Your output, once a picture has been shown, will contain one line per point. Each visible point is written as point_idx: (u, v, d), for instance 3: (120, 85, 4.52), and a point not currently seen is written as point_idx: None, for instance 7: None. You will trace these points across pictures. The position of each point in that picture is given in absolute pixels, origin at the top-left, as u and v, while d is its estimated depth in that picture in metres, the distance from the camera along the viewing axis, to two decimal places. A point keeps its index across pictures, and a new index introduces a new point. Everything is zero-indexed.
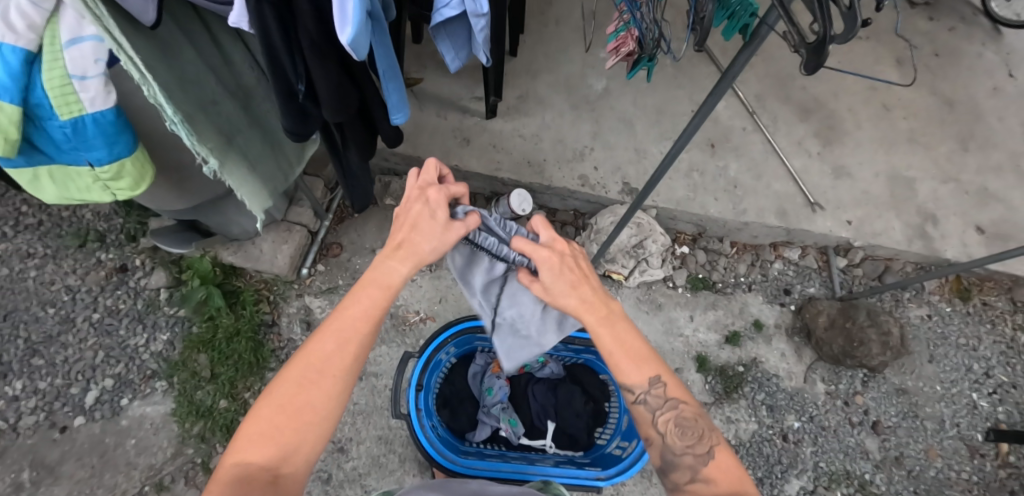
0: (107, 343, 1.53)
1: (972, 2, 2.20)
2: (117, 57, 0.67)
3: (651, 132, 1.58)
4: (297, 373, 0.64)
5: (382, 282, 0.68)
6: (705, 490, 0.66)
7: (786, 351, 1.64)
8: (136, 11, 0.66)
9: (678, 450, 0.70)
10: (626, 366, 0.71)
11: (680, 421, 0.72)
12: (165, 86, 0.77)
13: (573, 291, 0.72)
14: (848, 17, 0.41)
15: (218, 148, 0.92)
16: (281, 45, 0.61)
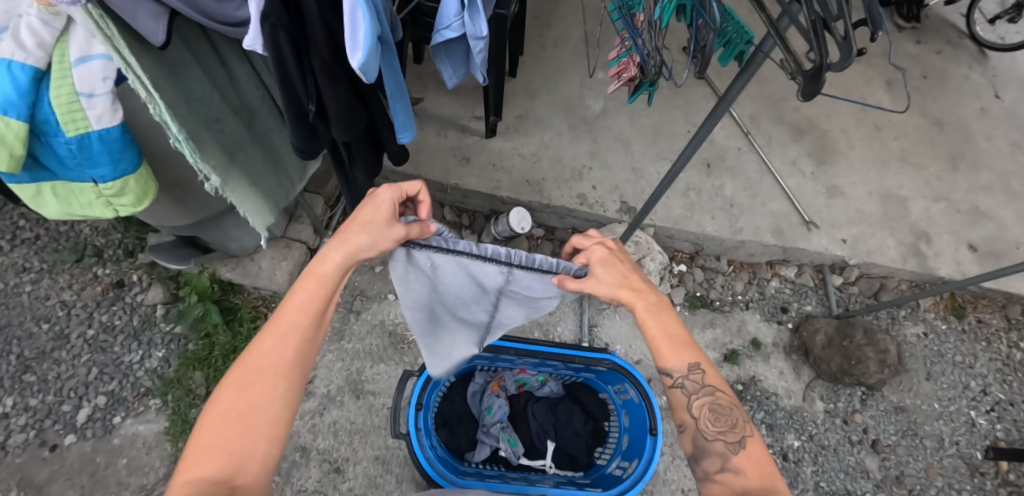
0: (101, 360, 1.51)
1: (957, 26, 2.26)
2: (126, 76, 0.68)
3: (648, 151, 1.61)
4: (241, 378, 0.63)
5: (320, 278, 0.69)
6: (734, 479, 0.70)
7: (784, 369, 1.64)
8: (147, 32, 0.67)
9: (709, 436, 0.75)
10: (668, 352, 0.76)
11: (715, 408, 0.76)
12: (172, 105, 0.78)
13: (625, 279, 0.78)
14: (843, 46, 0.43)
15: (221, 165, 0.93)
16: (294, 67, 0.62)
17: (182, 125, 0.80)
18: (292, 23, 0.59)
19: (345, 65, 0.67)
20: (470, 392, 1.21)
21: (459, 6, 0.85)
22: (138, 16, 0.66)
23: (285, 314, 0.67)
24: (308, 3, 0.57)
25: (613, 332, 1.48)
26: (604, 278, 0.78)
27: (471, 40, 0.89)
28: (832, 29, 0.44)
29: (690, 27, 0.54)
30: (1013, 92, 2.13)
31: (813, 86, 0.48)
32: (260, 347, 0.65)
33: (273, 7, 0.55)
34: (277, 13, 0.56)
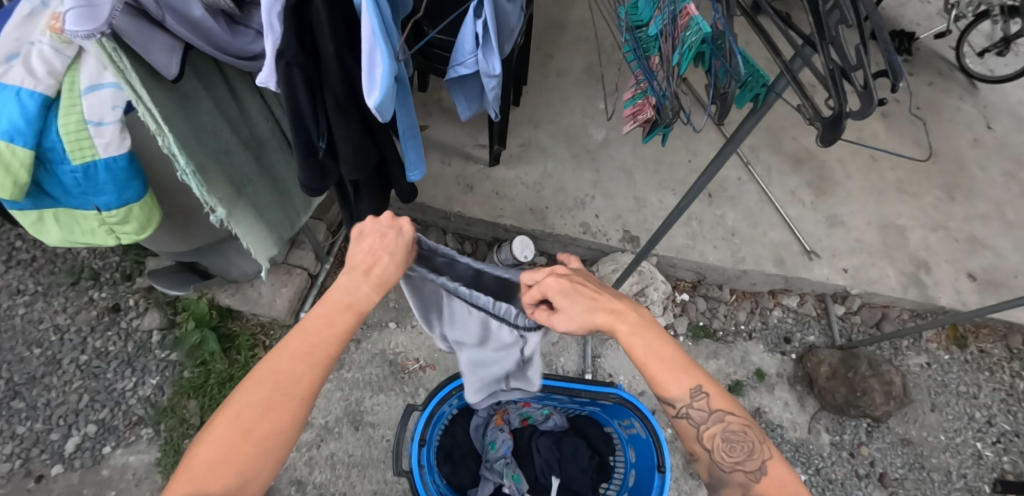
0: (93, 387, 1.48)
1: (948, 59, 2.32)
2: (137, 109, 0.68)
3: (650, 181, 1.62)
4: (258, 394, 0.59)
5: (348, 304, 0.68)
6: None
7: (789, 400, 1.61)
8: (160, 65, 0.68)
9: (727, 467, 0.69)
10: (664, 379, 0.70)
11: (728, 435, 0.70)
12: (181, 137, 0.77)
13: (594, 306, 0.73)
14: (864, 95, 0.44)
15: (227, 197, 0.92)
16: (307, 104, 0.62)
17: (190, 157, 0.80)
18: (307, 61, 0.59)
19: (359, 104, 0.68)
20: (472, 426, 1.18)
21: (474, 45, 0.86)
22: (152, 50, 0.67)
23: (308, 333, 0.65)
24: (325, 43, 0.58)
25: (617, 363, 1.46)
26: (570, 310, 0.73)
27: (484, 78, 0.90)
28: (851, 78, 0.45)
29: (709, 74, 0.55)
30: (1005, 123, 2.17)
31: (833, 133, 0.48)
32: (282, 363, 0.61)
33: (289, 45, 0.56)
34: (293, 51, 0.56)
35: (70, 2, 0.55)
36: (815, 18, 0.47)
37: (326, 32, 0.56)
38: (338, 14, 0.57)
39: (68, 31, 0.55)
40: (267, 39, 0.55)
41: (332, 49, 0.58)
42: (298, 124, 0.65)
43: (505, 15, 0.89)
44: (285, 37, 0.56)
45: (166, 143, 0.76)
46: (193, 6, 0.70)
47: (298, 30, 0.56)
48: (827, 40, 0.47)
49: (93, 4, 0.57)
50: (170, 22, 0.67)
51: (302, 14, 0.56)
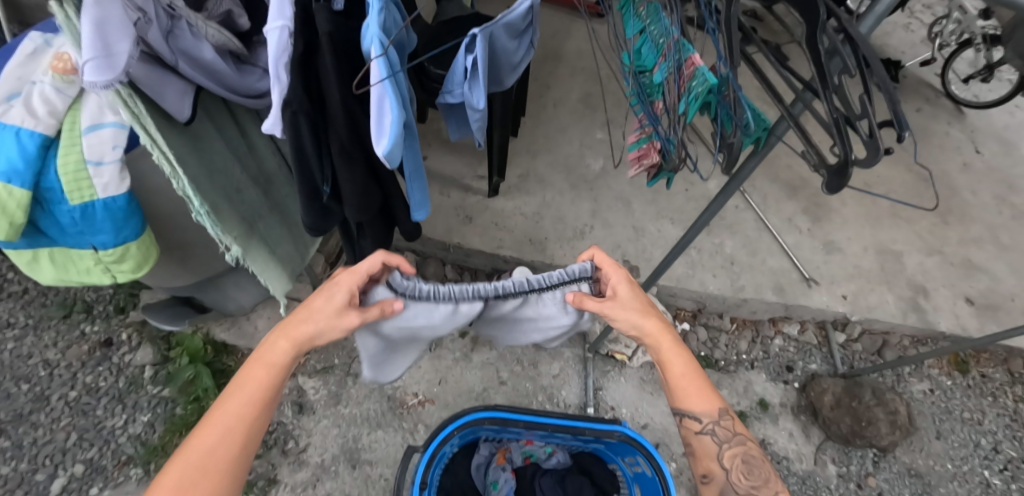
0: (81, 425, 1.43)
1: (934, 86, 2.37)
2: (151, 153, 0.68)
3: (648, 210, 1.62)
4: (180, 471, 0.56)
5: (267, 362, 0.65)
6: None
7: (794, 431, 1.59)
8: (175, 110, 0.70)
9: (741, 489, 0.71)
10: (693, 394, 0.73)
11: (747, 459, 0.72)
12: (195, 178, 0.77)
13: (648, 311, 0.74)
14: (871, 145, 0.44)
15: (240, 234, 0.92)
16: (312, 148, 0.62)
17: (205, 197, 0.80)
18: (312, 109, 0.59)
19: (364, 148, 0.67)
20: (475, 465, 1.15)
21: (464, 77, 0.86)
22: (167, 96, 0.68)
23: (228, 401, 0.62)
24: (331, 88, 0.57)
25: (619, 395, 1.44)
26: (626, 301, 0.73)
27: (469, 110, 0.89)
28: (857, 127, 0.45)
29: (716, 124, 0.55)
30: (992, 147, 2.21)
31: (839, 180, 0.48)
32: (201, 437, 0.59)
33: (296, 95, 0.56)
34: (298, 100, 0.57)
35: (89, 53, 0.54)
36: (817, 64, 0.48)
37: (331, 80, 0.56)
38: (343, 62, 0.57)
39: (86, 82, 0.55)
40: (273, 91, 0.54)
41: (338, 96, 0.58)
42: (304, 170, 0.65)
43: (505, 51, 0.88)
44: (290, 88, 0.56)
45: (181, 186, 0.75)
46: (205, 50, 0.70)
47: (304, 79, 0.57)
48: (832, 89, 0.48)
49: (111, 52, 0.56)
50: (182, 66, 0.68)
51: (307, 64, 0.57)
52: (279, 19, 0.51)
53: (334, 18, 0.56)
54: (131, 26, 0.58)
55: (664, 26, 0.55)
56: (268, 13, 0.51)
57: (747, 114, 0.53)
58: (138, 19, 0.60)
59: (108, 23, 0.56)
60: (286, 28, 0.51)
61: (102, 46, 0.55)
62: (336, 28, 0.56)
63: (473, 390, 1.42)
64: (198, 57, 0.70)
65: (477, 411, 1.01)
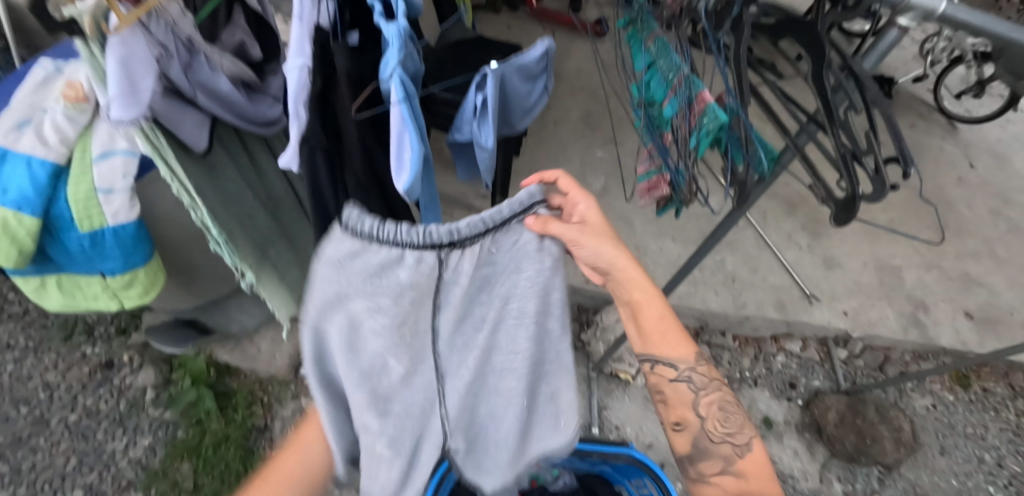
0: (81, 449, 1.42)
1: (927, 101, 2.41)
2: (171, 186, 0.71)
3: (649, 228, 1.64)
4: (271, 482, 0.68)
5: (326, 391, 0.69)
6: (738, 484, 0.63)
7: (799, 449, 1.59)
8: (191, 140, 0.72)
9: (715, 438, 0.65)
10: (663, 345, 0.68)
11: (724, 406, 0.67)
12: (211, 206, 0.79)
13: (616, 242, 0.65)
14: (876, 182, 0.45)
15: (254, 261, 0.95)
16: (329, 186, 0.61)
17: (223, 226, 0.83)
18: (329, 146, 0.61)
19: (379, 183, 0.66)
20: None
21: (473, 115, 0.86)
22: (185, 127, 0.71)
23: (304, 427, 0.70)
24: (350, 127, 0.60)
25: (623, 415, 1.44)
26: (594, 226, 0.64)
27: (477, 149, 0.88)
28: (863, 164, 0.46)
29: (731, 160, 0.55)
30: (986, 162, 2.24)
31: (846, 214, 0.50)
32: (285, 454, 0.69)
33: (314, 132, 0.58)
34: (317, 137, 0.58)
35: (115, 91, 0.57)
36: (823, 99, 0.49)
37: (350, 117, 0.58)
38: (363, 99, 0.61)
39: (114, 118, 0.58)
40: (293, 126, 0.59)
41: (356, 134, 0.60)
42: (319, 207, 0.65)
43: (516, 92, 0.88)
44: (308, 125, 0.58)
45: (200, 216, 0.78)
46: (221, 82, 0.72)
47: (321, 116, 0.59)
48: (838, 126, 0.49)
49: (137, 90, 0.58)
50: (202, 99, 0.72)
51: (325, 100, 0.59)
52: (300, 57, 0.56)
53: (351, 55, 0.59)
54: (154, 62, 0.60)
55: (673, 62, 0.58)
56: (289, 52, 0.56)
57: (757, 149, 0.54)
58: (158, 55, 0.62)
59: (133, 61, 0.57)
60: (305, 66, 0.57)
61: (128, 84, 0.57)
62: (354, 66, 0.59)
63: None
64: (215, 89, 0.73)
65: None
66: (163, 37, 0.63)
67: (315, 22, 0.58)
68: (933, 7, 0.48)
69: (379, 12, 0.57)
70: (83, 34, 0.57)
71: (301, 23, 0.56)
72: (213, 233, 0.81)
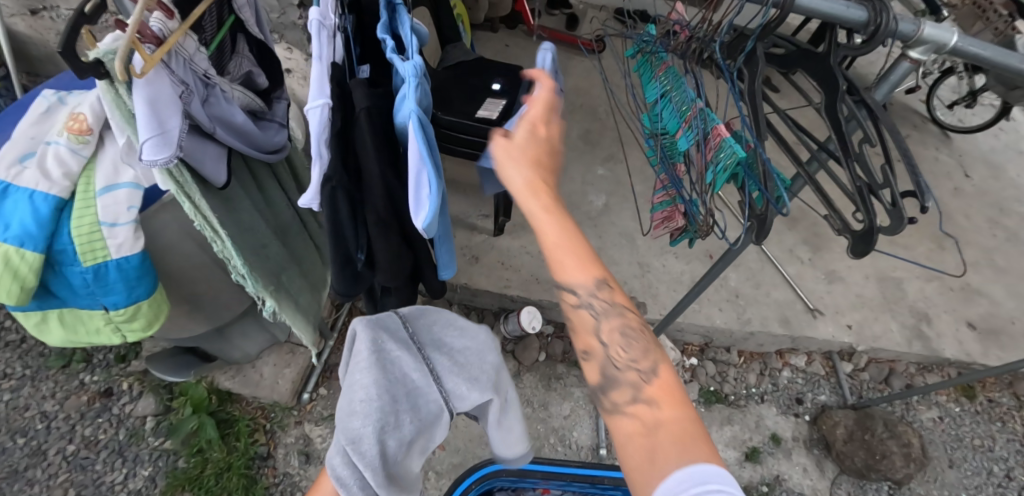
0: (79, 481, 1.39)
1: (920, 112, 2.44)
2: (195, 221, 0.71)
3: (652, 245, 1.64)
4: None
5: None
6: (648, 413, 0.47)
7: (808, 466, 1.57)
8: (212, 176, 0.70)
9: (620, 365, 0.52)
10: (566, 261, 0.52)
11: (625, 331, 0.54)
12: (232, 238, 0.80)
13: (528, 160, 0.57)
14: (893, 214, 0.45)
15: (273, 288, 0.95)
16: (347, 217, 0.62)
17: (243, 257, 0.83)
18: (349, 183, 0.62)
19: (400, 218, 0.67)
20: None
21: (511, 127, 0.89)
22: (206, 163, 0.69)
23: None
24: (371, 163, 0.60)
25: None
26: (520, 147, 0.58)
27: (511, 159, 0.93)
28: (879, 196, 0.46)
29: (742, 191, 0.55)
30: (981, 171, 2.26)
31: (864, 245, 0.49)
32: None
33: (335, 171, 0.59)
34: (338, 175, 0.59)
35: (146, 133, 0.57)
36: (837, 130, 0.48)
37: (371, 155, 0.59)
38: (382, 137, 0.60)
39: (146, 160, 0.58)
40: (315, 167, 0.57)
41: (376, 170, 0.60)
42: (338, 240, 0.65)
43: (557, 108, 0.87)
44: (331, 165, 0.58)
45: (222, 247, 0.78)
46: (236, 113, 0.73)
47: (341, 156, 0.59)
48: (852, 157, 0.48)
49: (165, 130, 0.59)
50: (220, 133, 0.70)
51: (344, 138, 0.59)
52: (320, 97, 0.54)
53: (368, 90, 0.61)
54: (178, 101, 0.61)
55: (686, 95, 0.59)
56: (309, 92, 0.54)
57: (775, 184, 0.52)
58: (182, 93, 0.62)
59: (160, 101, 0.58)
60: (326, 104, 0.54)
61: (157, 125, 0.58)
62: (373, 102, 0.59)
63: (482, 433, 1.39)
64: (231, 121, 0.73)
65: (493, 462, 1.00)
66: (184, 75, 0.63)
67: (332, 60, 0.58)
68: (945, 40, 0.58)
69: (392, 49, 0.58)
70: (109, 77, 0.57)
71: (320, 62, 0.55)
72: (235, 263, 0.81)
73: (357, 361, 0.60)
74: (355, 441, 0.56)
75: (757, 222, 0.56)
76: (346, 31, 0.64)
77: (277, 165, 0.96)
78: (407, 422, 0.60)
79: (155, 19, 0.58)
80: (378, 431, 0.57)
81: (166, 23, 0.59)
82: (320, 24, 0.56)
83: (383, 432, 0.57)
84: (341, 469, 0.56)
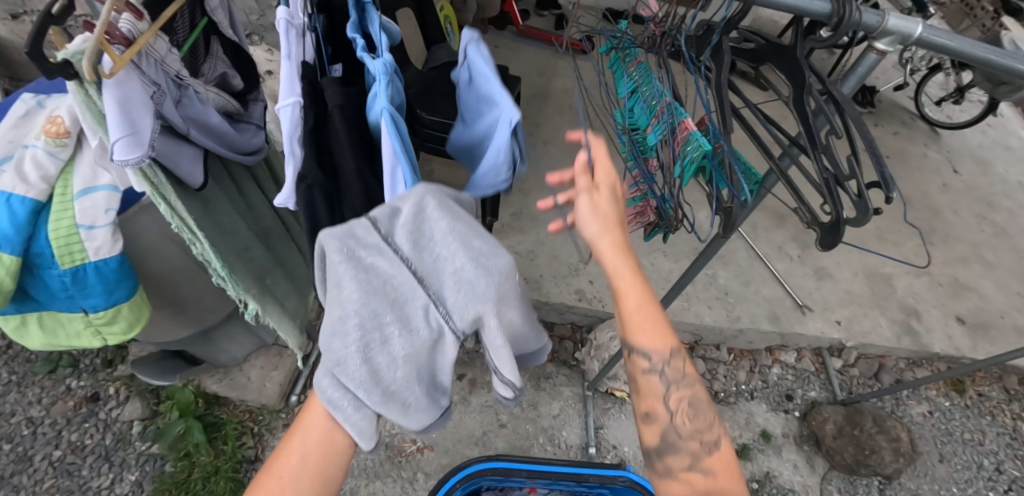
0: (66, 486, 1.37)
1: (909, 108, 2.45)
2: (171, 222, 0.70)
3: (641, 244, 1.64)
4: None
5: (317, 452, 0.53)
6: (702, 481, 0.59)
7: (798, 462, 1.57)
8: (188, 177, 0.70)
9: (684, 435, 0.60)
10: (644, 329, 0.57)
11: (693, 402, 0.60)
12: (212, 241, 0.79)
13: (605, 223, 0.56)
14: (859, 205, 0.45)
15: (257, 291, 0.94)
16: (326, 219, 0.58)
17: (224, 259, 0.82)
18: (327, 183, 0.58)
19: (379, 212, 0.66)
20: None
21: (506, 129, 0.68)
22: (181, 164, 0.68)
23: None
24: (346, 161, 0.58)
25: (621, 434, 1.43)
26: (603, 212, 0.56)
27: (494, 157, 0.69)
28: (845, 187, 0.46)
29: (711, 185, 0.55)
30: (969, 167, 2.28)
31: (833, 238, 0.49)
32: None
33: (309, 168, 0.57)
34: (313, 173, 0.56)
35: (116, 133, 0.57)
36: (805, 123, 0.48)
37: (345, 151, 0.57)
38: (355, 136, 0.59)
39: (116, 161, 0.57)
40: (289, 165, 0.57)
41: (352, 167, 0.58)
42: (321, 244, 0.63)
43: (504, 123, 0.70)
44: (304, 163, 0.57)
45: (201, 250, 0.77)
46: (212, 115, 0.73)
47: (315, 152, 0.58)
48: (820, 149, 0.48)
49: (136, 131, 0.58)
50: (194, 134, 0.70)
51: (320, 135, 0.59)
52: (291, 96, 0.54)
53: (341, 89, 0.60)
54: (149, 103, 0.60)
55: (656, 90, 0.60)
56: (280, 91, 0.54)
57: (741, 181, 0.51)
58: (153, 93, 0.62)
59: (130, 103, 0.58)
60: (297, 103, 0.54)
61: (128, 126, 0.57)
62: (346, 101, 0.59)
63: (471, 433, 1.39)
64: (205, 122, 0.72)
65: (478, 461, 1.00)
66: (155, 75, 0.63)
67: (303, 60, 0.59)
68: (910, 31, 0.53)
69: (362, 48, 0.58)
70: (77, 78, 0.57)
71: (289, 61, 0.56)
72: (215, 266, 0.81)
73: (331, 277, 0.50)
74: (339, 363, 0.49)
75: (726, 215, 0.54)
76: (315, 31, 0.63)
77: (256, 167, 0.95)
78: (397, 338, 0.49)
79: (124, 20, 0.58)
80: (362, 351, 0.48)
81: (135, 25, 0.59)
82: (288, 23, 0.56)
83: (370, 351, 0.48)
84: (332, 391, 0.50)
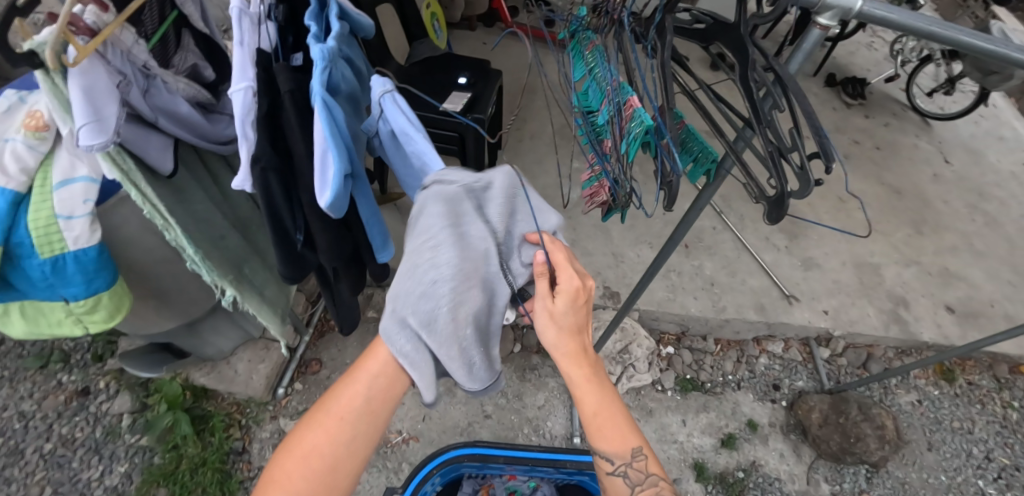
0: (56, 478, 1.38)
1: (899, 100, 2.46)
2: (142, 209, 0.70)
3: (627, 236, 1.66)
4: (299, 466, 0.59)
5: (379, 391, 0.62)
6: None
7: (785, 451, 1.58)
8: (156, 164, 0.71)
9: None
10: (605, 434, 0.66)
11: None
12: (186, 229, 0.80)
13: (565, 334, 0.65)
14: (802, 177, 0.46)
15: (234, 278, 0.94)
16: (281, 202, 0.65)
17: (198, 245, 0.83)
18: (281, 166, 0.63)
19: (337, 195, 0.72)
20: None
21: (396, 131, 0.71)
22: (150, 151, 0.70)
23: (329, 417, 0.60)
24: (298, 145, 0.62)
25: None
26: (561, 320, 0.64)
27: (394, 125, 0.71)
28: (788, 159, 0.47)
29: (656, 160, 0.56)
30: (960, 157, 2.28)
31: (779, 210, 0.51)
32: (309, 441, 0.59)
33: (264, 151, 0.60)
34: (267, 156, 0.60)
35: (81, 120, 0.57)
36: (751, 102, 0.49)
37: (296, 134, 0.60)
38: (310, 121, 0.62)
39: (81, 146, 0.58)
40: (242, 147, 0.59)
41: (303, 151, 0.62)
42: (276, 222, 0.69)
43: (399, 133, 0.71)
44: (257, 147, 0.60)
45: (174, 236, 0.78)
46: (181, 104, 0.74)
47: (269, 137, 0.61)
48: (765, 124, 0.48)
49: (101, 117, 0.59)
50: (162, 122, 0.71)
51: (274, 121, 0.61)
52: (243, 80, 0.57)
53: (295, 75, 0.61)
54: (115, 90, 0.61)
55: (606, 71, 0.61)
56: (233, 76, 0.57)
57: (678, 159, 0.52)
58: (119, 82, 0.63)
59: (95, 90, 0.59)
60: (249, 88, 0.57)
61: (92, 111, 0.58)
62: (297, 85, 0.60)
63: (456, 424, 1.40)
64: (175, 112, 0.73)
65: (457, 447, 1.01)
66: (121, 65, 0.64)
67: (257, 47, 0.60)
68: (850, 5, 0.51)
69: (315, 35, 0.60)
70: (43, 67, 0.57)
71: (241, 48, 0.57)
72: (189, 252, 0.81)
73: (429, 240, 0.63)
74: (427, 321, 0.61)
75: (669, 189, 0.54)
76: (275, 20, 0.63)
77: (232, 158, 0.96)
78: (477, 296, 0.63)
79: (88, 12, 0.58)
80: (450, 310, 0.61)
81: (100, 17, 0.59)
82: (241, 11, 0.57)
83: (454, 309, 0.62)
84: (407, 345, 0.62)
